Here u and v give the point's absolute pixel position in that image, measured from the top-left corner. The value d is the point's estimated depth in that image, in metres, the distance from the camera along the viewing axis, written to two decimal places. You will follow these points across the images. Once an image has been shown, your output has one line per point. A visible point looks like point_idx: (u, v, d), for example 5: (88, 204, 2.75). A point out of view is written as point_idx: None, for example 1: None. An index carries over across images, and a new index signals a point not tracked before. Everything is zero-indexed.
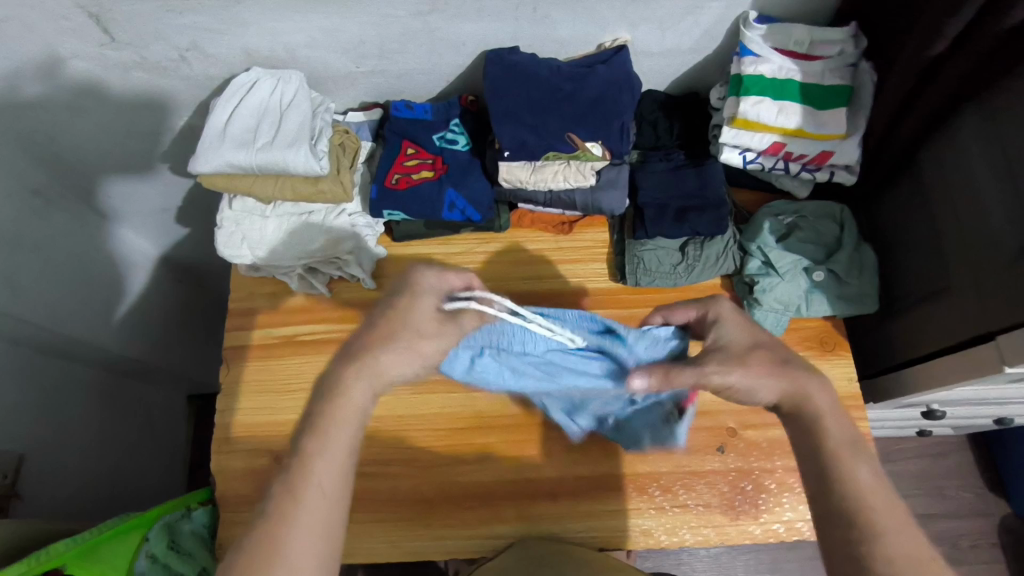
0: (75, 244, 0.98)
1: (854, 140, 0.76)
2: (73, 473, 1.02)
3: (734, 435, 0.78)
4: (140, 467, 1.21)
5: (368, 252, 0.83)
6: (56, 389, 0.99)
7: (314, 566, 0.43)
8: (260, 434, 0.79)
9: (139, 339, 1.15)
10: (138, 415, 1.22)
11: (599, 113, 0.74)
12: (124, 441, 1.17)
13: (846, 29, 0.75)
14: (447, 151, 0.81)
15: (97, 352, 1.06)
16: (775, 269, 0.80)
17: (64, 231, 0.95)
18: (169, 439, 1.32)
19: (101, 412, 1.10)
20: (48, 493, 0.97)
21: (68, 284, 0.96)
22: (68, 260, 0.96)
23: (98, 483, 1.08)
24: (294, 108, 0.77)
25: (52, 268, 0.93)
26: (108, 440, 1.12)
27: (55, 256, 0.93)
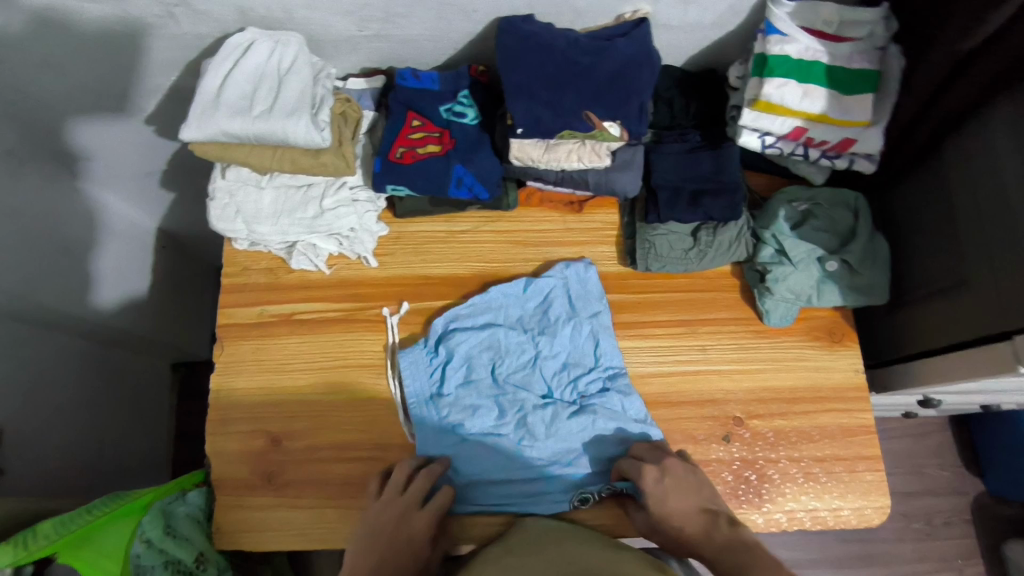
0: (48, 208, 0.93)
1: (878, 128, 0.74)
2: (54, 442, 0.99)
3: (740, 425, 0.78)
4: (124, 438, 1.18)
5: (369, 228, 0.80)
6: (30, 359, 0.95)
7: None
8: (257, 417, 0.76)
9: (122, 308, 1.10)
10: (120, 384, 1.18)
11: (618, 91, 0.71)
12: (107, 412, 1.13)
13: (878, 10, 0.72)
14: (455, 124, 0.78)
15: (76, 322, 1.01)
16: (788, 258, 0.79)
17: (35, 193, 0.90)
18: (154, 409, 1.29)
19: (80, 381, 1.06)
20: (32, 466, 0.94)
21: (40, 250, 0.91)
22: (38, 226, 0.91)
23: (80, 455, 1.05)
24: (294, 74, 0.72)
25: (20, 233, 0.88)
26: (89, 411, 1.08)
27: (24, 221, 0.88)
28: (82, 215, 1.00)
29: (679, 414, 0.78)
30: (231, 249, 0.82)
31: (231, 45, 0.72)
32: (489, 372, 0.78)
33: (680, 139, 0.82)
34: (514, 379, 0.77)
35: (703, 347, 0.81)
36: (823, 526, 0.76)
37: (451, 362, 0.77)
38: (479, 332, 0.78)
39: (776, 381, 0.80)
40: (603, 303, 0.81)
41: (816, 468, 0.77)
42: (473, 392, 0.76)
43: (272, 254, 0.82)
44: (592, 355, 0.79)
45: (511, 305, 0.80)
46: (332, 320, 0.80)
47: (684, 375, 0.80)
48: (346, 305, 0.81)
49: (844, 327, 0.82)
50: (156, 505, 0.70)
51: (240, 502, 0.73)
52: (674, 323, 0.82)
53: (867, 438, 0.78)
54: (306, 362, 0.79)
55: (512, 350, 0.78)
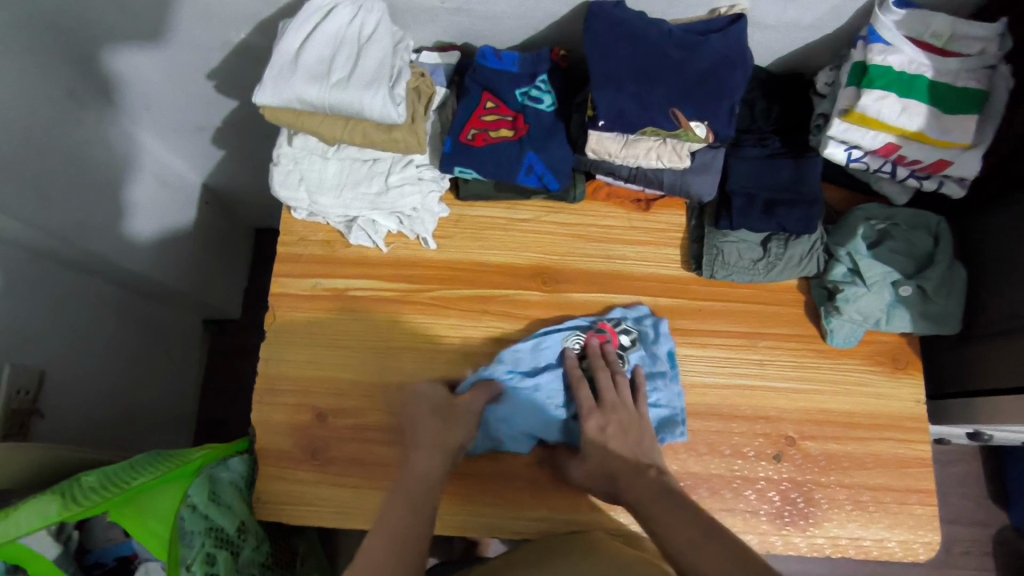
0: (100, 150, 0.92)
1: (978, 152, 0.70)
2: (93, 390, 1.00)
3: (792, 445, 0.76)
4: (154, 390, 1.19)
5: (431, 209, 0.78)
6: (75, 303, 0.95)
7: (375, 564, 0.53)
8: (305, 389, 0.76)
9: (165, 263, 1.11)
10: (154, 336, 1.18)
11: (707, 90, 0.68)
12: (140, 364, 1.14)
13: (994, 26, 0.67)
14: (530, 109, 0.75)
15: (121, 272, 1.01)
16: (862, 279, 0.76)
17: (89, 136, 0.90)
18: (184, 364, 1.30)
19: (119, 330, 1.07)
20: (66, 412, 0.94)
21: (93, 194, 0.91)
22: (88, 172, 0.90)
23: (115, 403, 1.06)
24: (374, 43, 0.68)
25: (72, 178, 0.87)
26: (126, 361, 1.09)
27: (79, 165, 0.88)
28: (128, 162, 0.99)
29: (730, 428, 0.76)
30: (289, 217, 0.80)
31: (314, 6, 0.69)
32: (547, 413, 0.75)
33: (758, 145, 0.79)
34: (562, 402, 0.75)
35: (761, 361, 0.78)
36: (866, 556, 0.74)
37: (510, 403, 0.73)
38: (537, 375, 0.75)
39: (833, 403, 0.77)
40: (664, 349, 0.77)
41: (866, 496, 0.75)
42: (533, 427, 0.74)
43: (330, 226, 0.80)
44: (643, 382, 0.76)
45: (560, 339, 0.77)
46: (386, 299, 0.79)
47: (739, 389, 0.77)
48: (401, 285, 0.79)
49: (910, 355, 0.79)
50: (203, 469, 0.70)
51: (281, 473, 0.73)
52: (733, 334, 0.79)
53: (921, 471, 0.76)
54: (356, 338, 0.78)
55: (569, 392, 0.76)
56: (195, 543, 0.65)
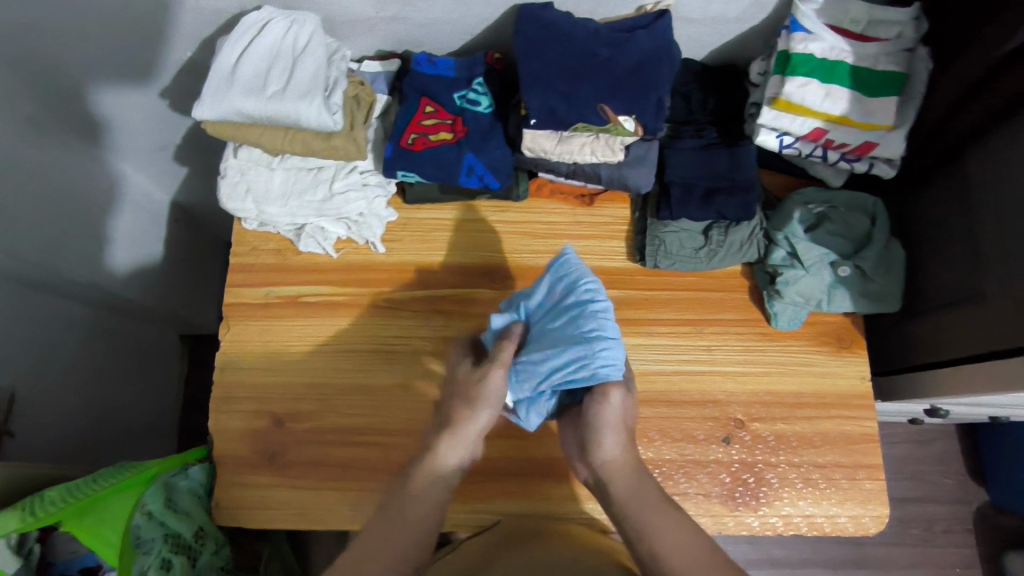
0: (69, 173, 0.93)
1: (901, 133, 0.72)
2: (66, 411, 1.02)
3: (741, 427, 0.78)
4: (135, 407, 1.21)
5: (378, 214, 0.80)
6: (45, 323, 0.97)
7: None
8: (262, 396, 0.77)
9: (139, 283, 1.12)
10: (134, 355, 1.20)
11: (635, 84, 0.70)
12: (121, 381, 1.16)
13: (908, 10, 0.70)
14: (468, 112, 0.77)
15: (96, 293, 1.03)
16: (801, 262, 0.77)
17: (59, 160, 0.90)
18: (161, 378, 1.31)
19: (92, 349, 1.08)
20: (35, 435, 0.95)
21: (65, 218, 0.92)
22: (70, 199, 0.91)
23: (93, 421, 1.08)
24: (308, 55, 0.71)
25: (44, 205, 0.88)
26: (105, 379, 1.11)
27: (53, 191, 0.89)
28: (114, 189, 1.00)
29: (681, 414, 0.78)
30: (241, 228, 0.82)
31: (248, 23, 0.71)
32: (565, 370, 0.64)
33: (696, 135, 0.81)
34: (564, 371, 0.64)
35: (708, 347, 0.80)
36: (819, 532, 0.76)
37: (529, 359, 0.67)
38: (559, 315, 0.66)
39: (781, 384, 0.79)
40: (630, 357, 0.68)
41: (816, 474, 0.76)
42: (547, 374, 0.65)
43: (281, 235, 0.82)
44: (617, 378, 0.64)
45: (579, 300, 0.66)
46: (338, 304, 0.80)
47: (687, 374, 0.79)
48: (353, 288, 0.81)
49: (854, 335, 0.81)
50: (159, 477, 0.71)
51: (240, 479, 0.75)
52: (679, 321, 0.81)
53: (869, 446, 0.78)
54: (311, 344, 0.79)
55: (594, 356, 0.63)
56: (152, 550, 0.67)
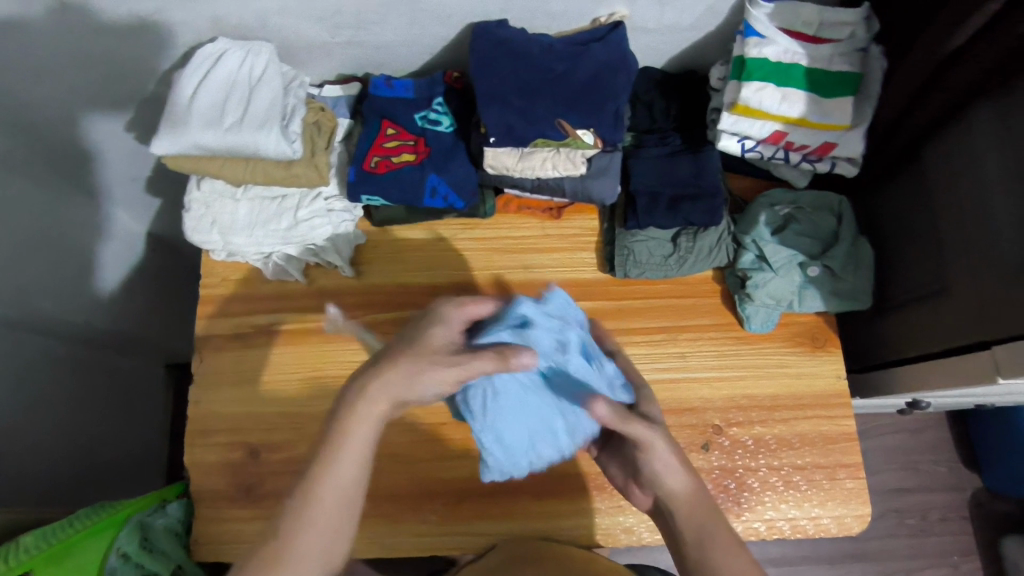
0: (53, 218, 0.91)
1: (858, 132, 0.72)
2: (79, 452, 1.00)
3: (719, 433, 0.77)
4: (142, 442, 1.19)
5: (346, 238, 0.80)
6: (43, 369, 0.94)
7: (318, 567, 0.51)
8: (237, 428, 0.77)
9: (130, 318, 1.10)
10: (136, 391, 1.18)
11: (592, 97, 0.70)
12: (129, 420, 1.14)
13: (858, 11, 0.70)
14: (430, 132, 0.76)
15: (78, 336, 1.01)
16: (769, 265, 0.77)
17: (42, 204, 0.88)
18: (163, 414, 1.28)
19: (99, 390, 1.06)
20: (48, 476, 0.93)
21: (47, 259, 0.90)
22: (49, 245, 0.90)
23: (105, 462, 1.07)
24: (264, 84, 0.70)
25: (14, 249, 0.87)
26: (113, 420, 1.10)
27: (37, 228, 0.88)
28: (91, 227, 0.98)
29: None
30: (209, 259, 0.82)
31: (201, 56, 0.70)
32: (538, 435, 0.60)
33: (659, 144, 0.82)
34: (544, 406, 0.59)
35: (683, 354, 0.80)
36: (803, 535, 0.76)
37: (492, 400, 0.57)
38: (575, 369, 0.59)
39: (756, 388, 0.79)
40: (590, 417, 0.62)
41: (796, 476, 0.76)
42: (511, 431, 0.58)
43: (249, 265, 0.81)
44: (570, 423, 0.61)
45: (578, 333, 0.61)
46: (310, 331, 0.80)
47: (663, 383, 0.79)
48: (325, 315, 0.80)
49: (829, 334, 0.81)
50: (135, 517, 0.71)
51: (220, 513, 0.74)
52: (653, 330, 0.81)
53: (848, 445, 0.77)
54: (285, 373, 0.79)
55: (582, 426, 0.62)
56: None
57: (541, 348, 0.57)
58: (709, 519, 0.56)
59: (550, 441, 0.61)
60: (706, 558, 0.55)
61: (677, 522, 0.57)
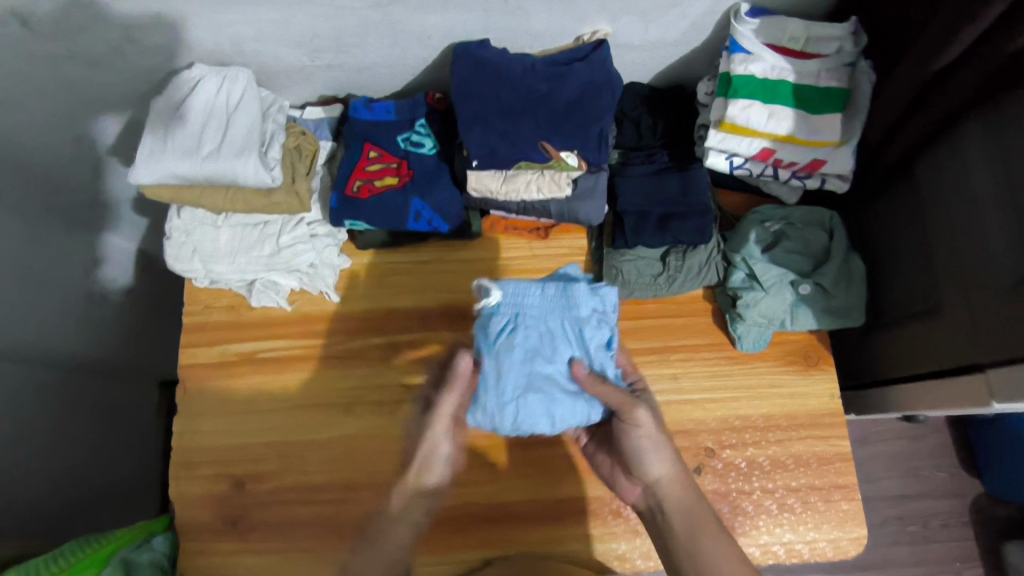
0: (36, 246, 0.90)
1: (848, 148, 0.71)
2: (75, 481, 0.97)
3: (712, 456, 0.76)
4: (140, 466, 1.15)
5: (330, 262, 0.79)
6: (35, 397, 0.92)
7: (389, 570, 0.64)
8: (223, 459, 0.76)
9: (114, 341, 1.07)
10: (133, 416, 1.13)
11: (576, 118, 0.69)
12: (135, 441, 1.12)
13: (845, 25, 0.69)
14: (412, 154, 0.75)
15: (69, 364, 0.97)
16: (760, 283, 0.76)
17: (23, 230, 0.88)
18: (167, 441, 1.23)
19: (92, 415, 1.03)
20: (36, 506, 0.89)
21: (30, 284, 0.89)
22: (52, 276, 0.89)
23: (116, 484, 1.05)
24: (242, 111, 0.69)
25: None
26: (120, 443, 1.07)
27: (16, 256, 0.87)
28: (76, 253, 0.97)
29: None
30: (191, 286, 0.80)
31: (178, 84, 0.69)
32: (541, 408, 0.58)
33: (654, 164, 0.80)
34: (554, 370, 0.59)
35: (674, 375, 0.79)
36: (800, 559, 0.74)
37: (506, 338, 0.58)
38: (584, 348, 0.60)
39: (749, 408, 0.78)
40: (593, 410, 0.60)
41: (791, 499, 0.75)
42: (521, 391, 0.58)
43: (232, 291, 0.80)
44: (568, 404, 0.59)
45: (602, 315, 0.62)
46: (294, 358, 0.79)
47: None
48: (311, 341, 0.79)
49: (822, 351, 0.79)
50: (116, 554, 0.70)
51: (206, 547, 0.73)
52: (643, 351, 0.79)
53: (843, 465, 0.76)
54: (270, 401, 0.77)
55: (585, 412, 0.59)
56: None
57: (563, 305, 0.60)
58: (700, 519, 0.61)
59: (548, 416, 0.58)
60: (699, 556, 0.59)
61: (670, 517, 0.61)
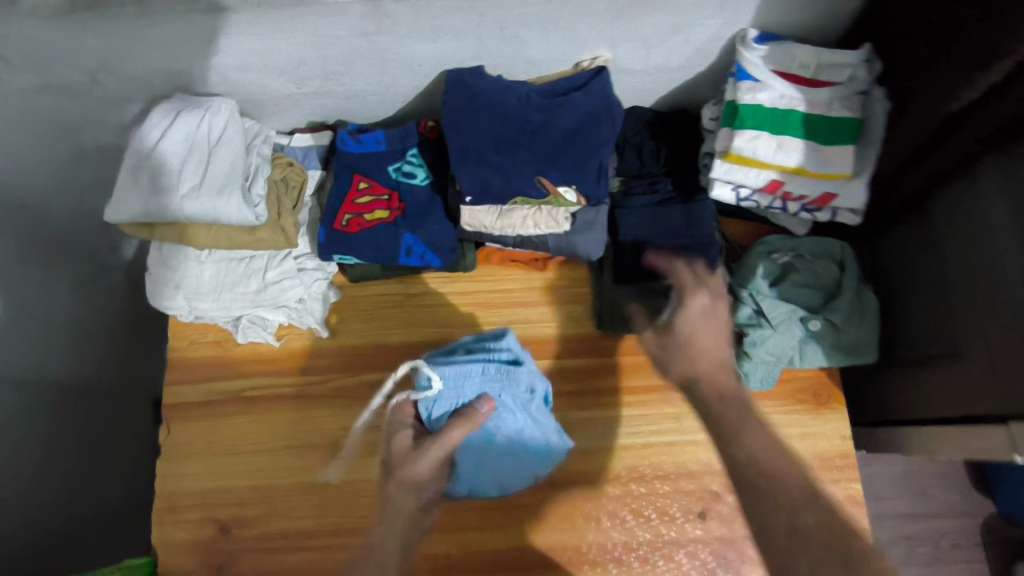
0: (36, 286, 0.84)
1: (860, 181, 0.68)
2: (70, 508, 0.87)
3: (718, 500, 0.73)
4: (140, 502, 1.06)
5: (319, 296, 0.75)
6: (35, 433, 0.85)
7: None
8: (208, 503, 0.73)
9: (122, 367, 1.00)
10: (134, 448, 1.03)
11: (575, 151, 0.65)
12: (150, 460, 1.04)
13: (858, 52, 0.65)
14: (404, 186, 0.72)
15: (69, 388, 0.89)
16: (767, 320, 0.72)
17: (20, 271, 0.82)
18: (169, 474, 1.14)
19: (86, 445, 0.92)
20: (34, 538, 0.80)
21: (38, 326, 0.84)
22: (46, 304, 0.85)
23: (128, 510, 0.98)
24: (224, 145, 0.66)
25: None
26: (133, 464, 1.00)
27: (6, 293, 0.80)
28: None
29: (654, 490, 0.73)
30: (176, 321, 0.78)
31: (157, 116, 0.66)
32: (494, 470, 0.70)
33: (652, 189, 0.76)
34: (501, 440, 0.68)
35: (678, 415, 0.75)
36: None
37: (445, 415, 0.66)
38: (521, 414, 0.68)
39: None
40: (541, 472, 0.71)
41: None
42: (469, 460, 0.69)
43: (218, 326, 0.77)
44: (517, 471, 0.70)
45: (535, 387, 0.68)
46: (283, 396, 0.76)
47: (657, 447, 0.74)
48: (300, 379, 0.76)
49: (832, 388, 0.76)
50: None
51: None
52: (646, 389, 0.76)
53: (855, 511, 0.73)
54: (257, 441, 0.74)
55: (534, 475, 0.71)
56: None
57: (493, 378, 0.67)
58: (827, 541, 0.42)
59: (499, 478, 0.71)
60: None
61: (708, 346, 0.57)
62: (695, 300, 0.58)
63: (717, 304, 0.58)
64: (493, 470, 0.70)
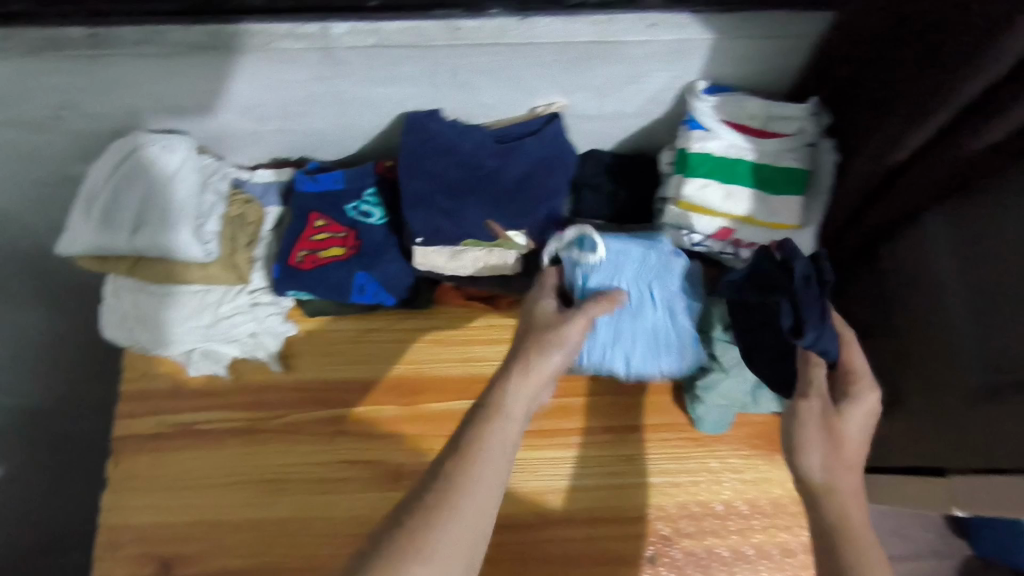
0: None
1: (807, 231, 0.69)
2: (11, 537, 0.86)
3: (669, 544, 0.72)
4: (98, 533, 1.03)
5: (273, 330, 0.75)
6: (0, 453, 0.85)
7: (461, 566, 0.43)
8: (154, 538, 0.72)
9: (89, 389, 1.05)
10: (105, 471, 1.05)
11: (524, 198, 0.68)
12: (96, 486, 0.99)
13: (806, 105, 0.66)
14: (361, 225, 0.73)
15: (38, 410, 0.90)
16: (719, 364, 0.71)
17: None
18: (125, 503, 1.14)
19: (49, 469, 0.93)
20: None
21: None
22: None
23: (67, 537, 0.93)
24: (179, 182, 0.68)
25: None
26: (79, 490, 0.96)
27: None
28: None
29: (604, 533, 0.73)
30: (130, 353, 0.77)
31: (112, 153, 0.67)
32: (626, 350, 0.69)
33: (814, 275, 0.51)
34: (637, 320, 0.68)
35: (631, 457, 0.75)
36: None
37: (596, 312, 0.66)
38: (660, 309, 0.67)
39: (709, 494, 0.74)
40: (674, 364, 0.70)
41: None
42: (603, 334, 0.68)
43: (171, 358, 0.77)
44: (653, 346, 0.69)
45: (676, 282, 0.68)
46: (233, 432, 0.75)
47: (610, 489, 0.74)
48: (252, 413, 0.76)
49: None
50: None
51: None
52: (600, 431, 0.76)
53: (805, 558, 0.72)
54: (206, 475, 0.74)
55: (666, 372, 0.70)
56: None
57: (653, 277, 0.67)
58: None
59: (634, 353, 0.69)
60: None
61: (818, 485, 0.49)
62: (809, 406, 0.51)
63: (847, 413, 0.51)
64: (624, 352, 0.69)
